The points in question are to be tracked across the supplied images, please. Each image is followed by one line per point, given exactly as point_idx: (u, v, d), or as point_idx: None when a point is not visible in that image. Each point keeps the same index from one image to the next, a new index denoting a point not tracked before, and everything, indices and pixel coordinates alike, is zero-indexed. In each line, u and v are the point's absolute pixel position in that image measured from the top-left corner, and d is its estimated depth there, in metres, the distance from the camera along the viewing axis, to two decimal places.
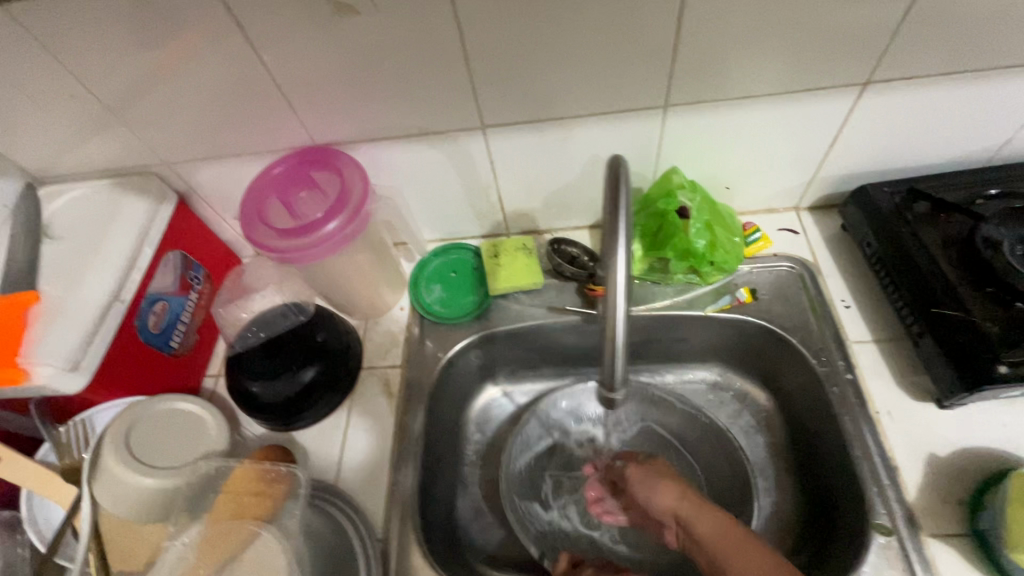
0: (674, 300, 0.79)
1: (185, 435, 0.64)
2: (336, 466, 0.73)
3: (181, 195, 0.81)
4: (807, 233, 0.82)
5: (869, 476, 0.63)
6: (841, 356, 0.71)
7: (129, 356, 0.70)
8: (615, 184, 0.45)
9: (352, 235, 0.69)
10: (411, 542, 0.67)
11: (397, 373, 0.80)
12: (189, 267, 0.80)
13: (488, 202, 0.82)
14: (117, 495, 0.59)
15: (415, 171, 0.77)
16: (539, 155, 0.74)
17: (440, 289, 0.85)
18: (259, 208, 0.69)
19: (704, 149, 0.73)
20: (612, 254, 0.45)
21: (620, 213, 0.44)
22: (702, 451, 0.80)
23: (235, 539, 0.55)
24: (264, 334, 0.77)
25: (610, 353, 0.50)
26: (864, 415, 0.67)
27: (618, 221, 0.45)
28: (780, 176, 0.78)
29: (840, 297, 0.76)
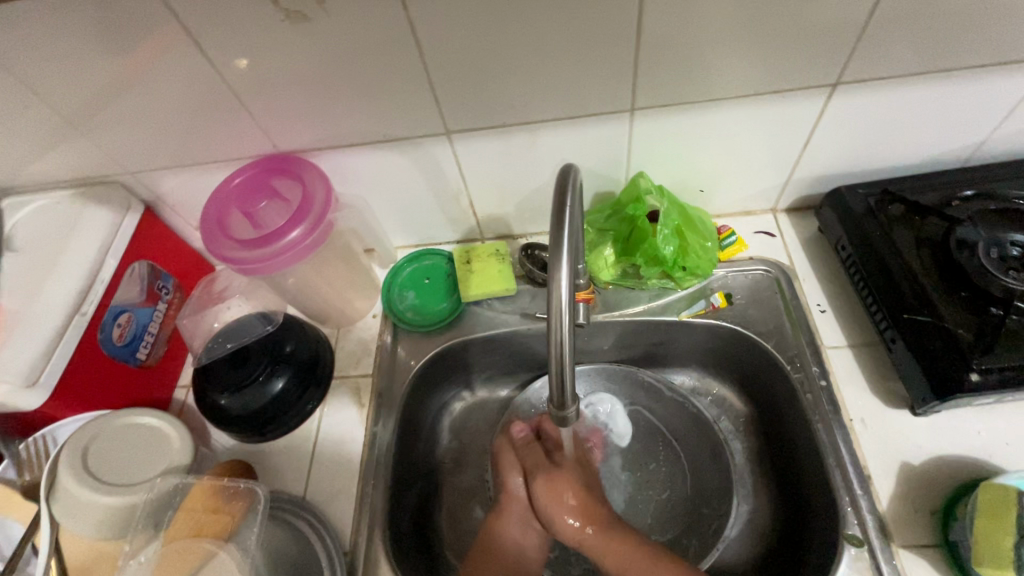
0: (647, 306, 0.78)
1: (147, 450, 0.63)
2: (305, 478, 0.72)
3: (148, 204, 0.80)
4: (783, 236, 0.80)
5: (842, 486, 0.62)
6: (815, 361, 0.70)
7: (90, 371, 0.69)
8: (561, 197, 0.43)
9: (315, 244, 0.68)
10: (378, 556, 0.66)
11: (368, 382, 0.79)
12: (157, 277, 0.79)
13: (459, 207, 0.81)
14: (76, 513, 0.58)
15: (383, 178, 0.76)
16: (508, 161, 0.73)
17: (413, 296, 0.84)
18: (219, 220, 0.67)
19: (674, 152, 0.72)
20: (554, 276, 0.42)
21: (564, 227, 0.42)
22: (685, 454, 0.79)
23: (190, 558, 0.54)
24: (231, 345, 0.75)
25: (556, 378, 0.45)
26: (838, 422, 0.65)
27: (563, 235, 0.42)
28: (754, 178, 0.77)
29: (816, 300, 0.74)
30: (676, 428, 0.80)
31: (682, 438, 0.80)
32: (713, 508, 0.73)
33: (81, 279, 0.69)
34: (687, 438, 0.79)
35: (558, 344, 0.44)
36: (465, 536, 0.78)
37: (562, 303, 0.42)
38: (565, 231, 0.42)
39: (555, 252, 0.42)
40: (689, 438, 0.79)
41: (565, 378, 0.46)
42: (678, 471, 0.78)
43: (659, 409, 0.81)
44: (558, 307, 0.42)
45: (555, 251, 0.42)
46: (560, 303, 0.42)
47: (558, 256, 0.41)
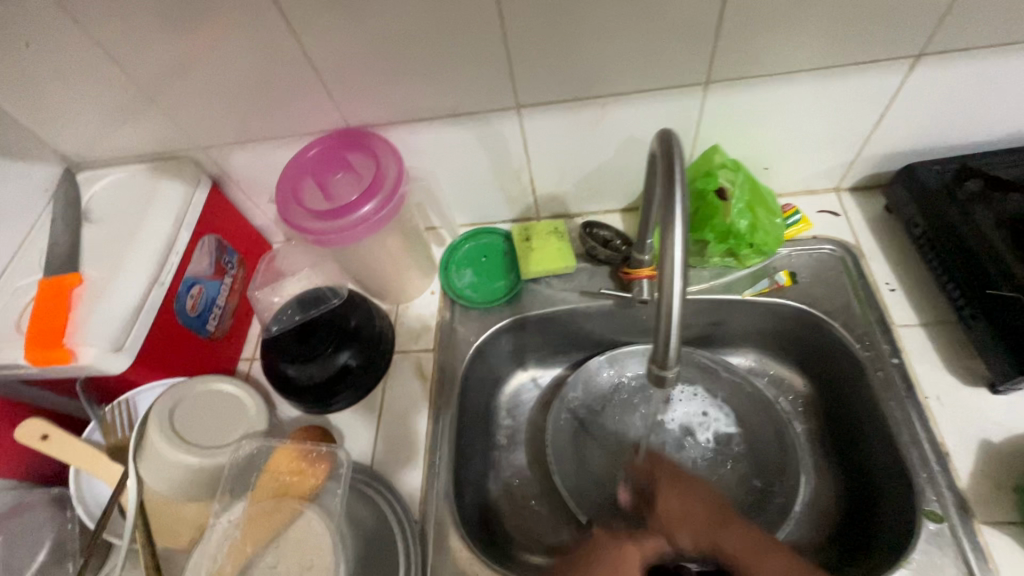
0: (709, 285, 0.77)
1: (228, 415, 0.64)
2: (372, 449, 0.73)
3: (215, 179, 0.81)
4: (847, 215, 0.79)
5: (919, 463, 0.62)
6: (886, 340, 0.69)
7: (167, 338, 0.70)
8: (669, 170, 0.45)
9: (387, 219, 0.69)
10: (448, 525, 0.67)
11: (429, 357, 0.80)
12: (223, 251, 0.80)
13: (519, 185, 0.81)
14: (165, 475, 0.60)
15: (448, 154, 0.76)
16: (574, 136, 0.73)
17: (471, 274, 0.85)
18: (294, 190, 0.69)
19: (744, 128, 0.71)
20: (668, 237, 0.44)
21: (675, 193, 0.44)
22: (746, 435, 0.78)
23: (278, 517, 0.55)
24: (298, 317, 0.77)
25: (662, 336, 0.46)
26: (912, 400, 0.65)
27: (674, 200, 0.44)
28: (822, 155, 0.75)
29: (885, 279, 0.73)
30: (736, 410, 0.80)
31: (741, 420, 0.79)
32: (778, 485, 0.73)
33: (159, 250, 0.71)
34: (747, 419, 0.79)
35: (669, 296, 0.45)
36: (522, 511, 0.79)
37: (673, 261, 0.44)
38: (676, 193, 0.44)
39: (666, 216, 0.44)
40: (748, 419, 0.79)
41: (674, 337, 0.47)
42: (738, 452, 0.78)
43: (719, 392, 0.81)
44: (669, 267, 0.44)
45: (669, 214, 0.43)
46: (675, 260, 0.44)
47: (673, 219, 0.43)
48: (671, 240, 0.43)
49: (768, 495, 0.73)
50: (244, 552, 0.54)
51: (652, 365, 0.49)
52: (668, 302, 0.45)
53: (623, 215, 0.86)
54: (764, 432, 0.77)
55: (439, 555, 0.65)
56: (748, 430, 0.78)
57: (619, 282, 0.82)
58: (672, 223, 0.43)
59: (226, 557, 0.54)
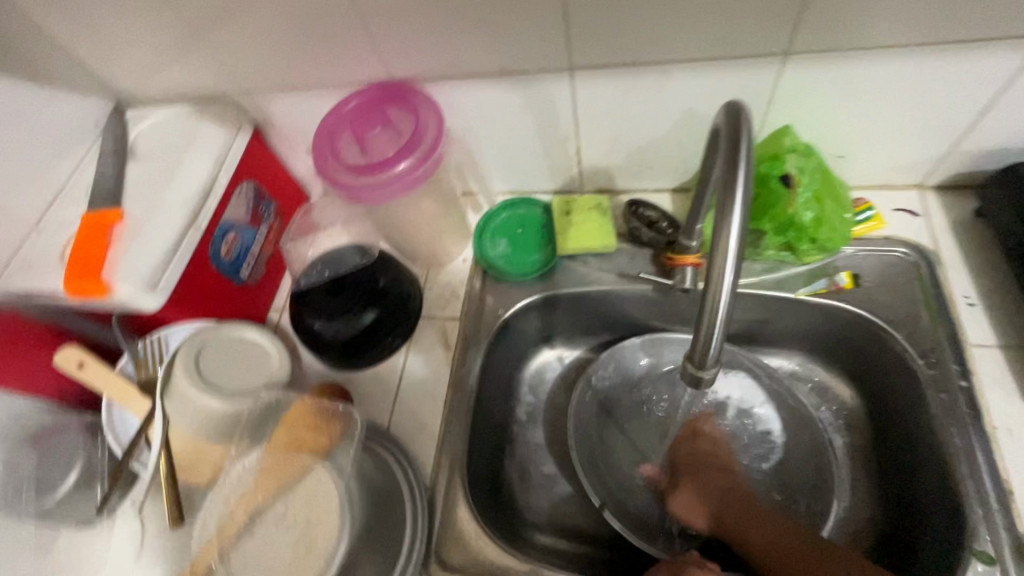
0: (760, 279, 0.71)
1: (251, 362, 0.65)
2: (390, 410, 0.73)
3: (257, 126, 0.80)
4: (928, 216, 0.71)
5: (974, 498, 0.56)
6: (955, 359, 0.62)
7: (200, 282, 0.71)
8: (731, 154, 0.40)
9: (422, 178, 0.66)
10: (458, 495, 0.67)
11: (454, 326, 0.78)
12: (260, 200, 0.80)
13: (564, 154, 0.77)
14: (190, 415, 0.61)
15: (492, 116, 0.72)
16: (629, 106, 0.67)
17: (506, 245, 0.81)
18: (331, 141, 0.67)
19: (821, 109, 0.64)
20: (722, 227, 0.39)
21: (737, 178, 0.39)
22: (778, 442, 0.73)
23: (292, 469, 0.56)
24: (327, 274, 0.76)
25: (704, 330, 0.43)
26: (977, 428, 0.59)
27: (735, 186, 0.39)
28: (908, 146, 0.67)
29: (963, 292, 0.66)
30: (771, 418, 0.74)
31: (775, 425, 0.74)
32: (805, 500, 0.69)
33: (196, 193, 0.70)
34: (782, 426, 0.73)
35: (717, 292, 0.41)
36: (537, 491, 0.77)
37: (727, 253, 0.40)
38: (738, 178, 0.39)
39: (725, 203, 0.40)
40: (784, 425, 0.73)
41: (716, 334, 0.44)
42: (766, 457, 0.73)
43: (758, 394, 0.75)
44: (723, 261, 0.40)
45: (727, 204, 0.39)
46: (728, 253, 0.40)
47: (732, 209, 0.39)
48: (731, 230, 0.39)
49: (797, 509, 0.69)
50: (256, 500, 0.55)
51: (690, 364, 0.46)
52: (716, 298, 0.41)
53: (673, 196, 0.80)
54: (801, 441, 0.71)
55: (446, 524, 0.65)
56: (780, 437, 0.73)
57: (660, 268, 0.77)
58: (730, 211, 0.39)
59: (239, 502, 0.55)
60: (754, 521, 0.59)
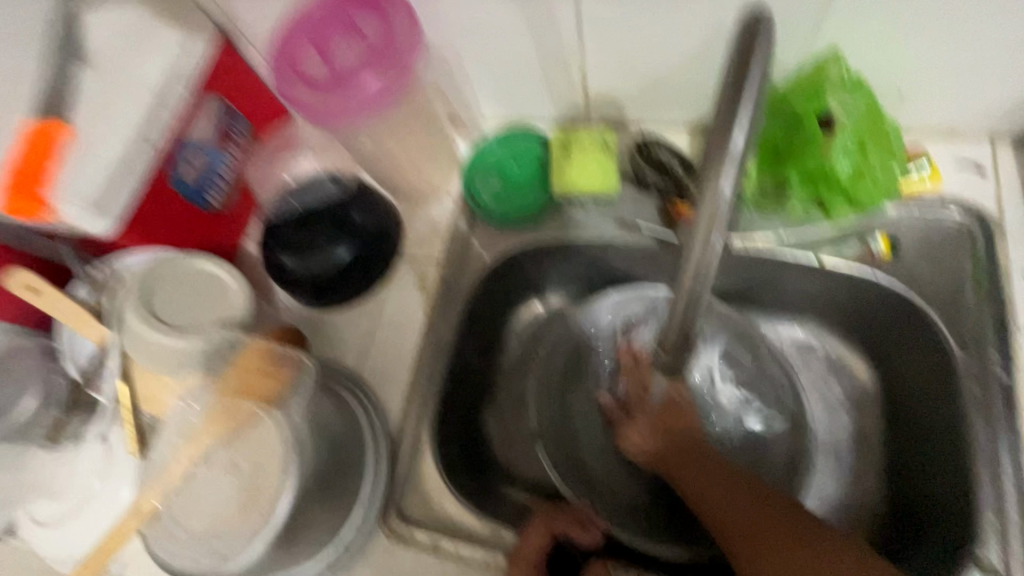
0: (783, 239, 0.61)
1: (206, 295, 0.60)
2: (360, 354, 0.69)
3: (222, 29, 0.71)
4: (997, 174, 0.59)
5: (989, 503, 0.50)
6: (998, 347, 0.53)
7: (163, 207, 0.67)
8: (737, 87, 0.31)
9: (397, 98, 0.60)
10: (424, 447, 0.63)
11: (434, 268, 0.72)
12: (230, 116, 0.72)
13: (567, 77, 0.66)
14: (140, 348, 0.57)
15: (482, 25, 0.61)
16: (643, 17, 0.55)
17: (497, 181, 0.72)
18: (291, 54, 0.58)
19: (884, 30, 0.51)
20: (708, 195, 0.33)
21: (734, 131, 0.31)
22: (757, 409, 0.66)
23: (244, 413, 0.54)
24: (297, 204, 0.71)
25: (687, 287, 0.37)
26: (1008, 428, 0.51)
27: (731, 138, 0.32)
28: (987, 85, 0.54)
29: (1023, 268, 0.55)
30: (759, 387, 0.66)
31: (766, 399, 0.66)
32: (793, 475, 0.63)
33: (149, 104, 0.63)
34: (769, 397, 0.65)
35: (697, 272, 0.37)
36: (512, 445, 0.73)
37: (712, 227, 0.34)
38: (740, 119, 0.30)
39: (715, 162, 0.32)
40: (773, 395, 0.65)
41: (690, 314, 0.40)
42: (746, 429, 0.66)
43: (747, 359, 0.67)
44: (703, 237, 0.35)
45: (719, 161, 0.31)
46: (710, 231, 0.34)
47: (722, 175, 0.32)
48: (717, 201, 0.33)
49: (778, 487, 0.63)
50: (207, 441, 0.53)
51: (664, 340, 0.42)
52: (695, 277, 0.37)
53: (691, 133, 0.69)
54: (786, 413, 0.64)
55: (410, 476, 0.62)
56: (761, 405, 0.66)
57: (666, 218, 0.68)
58: (721, 174, 0.32)
59: (189, 443, 0.54)
60: (693, 470, 0.55)
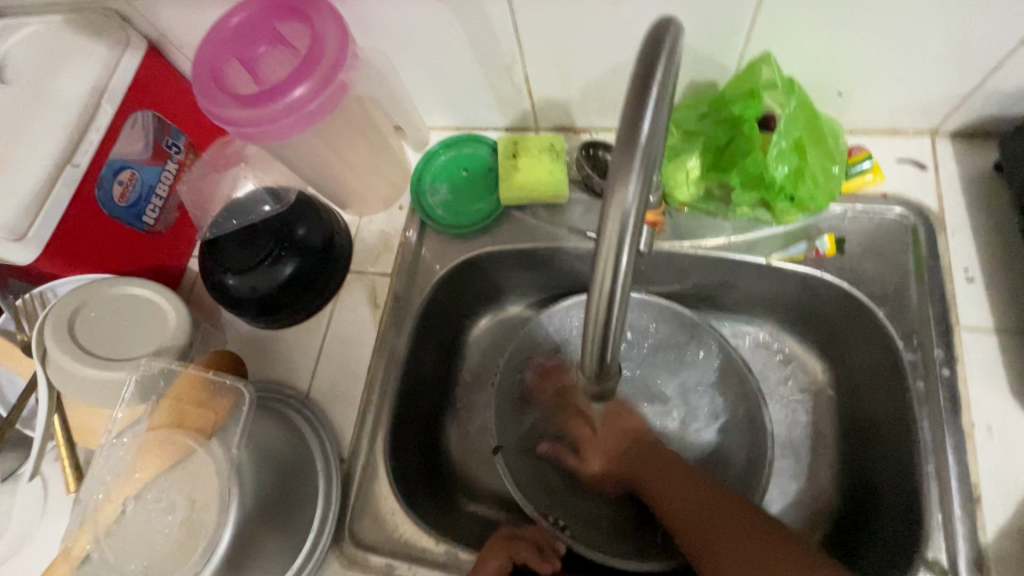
0: (729, 240, 0.61)
1: (138, 322, 0.58)
2: (310, 375, 0.67)
3: (152, 42, 0.68)
4: (938, 170, 0.59)
5: (937, 502, 0.49)
6: (941, 342, 0.54)
7: (90, 230, 0.63)
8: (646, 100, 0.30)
9: (325, 109, 0.55)
10: (377, 469, 0.61)
11: (385, 282, 0.70)
12: (165, 132, 0.70)
13: (511, 83, 0.64)
14: (68, 381, 0.55)
15: (417, 33, 0.59)
16: (579, 22, 0.54)
17: (447, 190, 0.71)
18: (213, 69, 0.55)
19: (817, 31, 0.51)
20: (611, 210, 0.29)
21: (643, 139, 0.28)
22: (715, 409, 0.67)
23: (174, 449, 0.50)
24: (238, 222, 0.67)
25: (594, 315, 0.33)
26: (952, 424, 0.51)
27: (635, 155, 0.28)
28: (922, 83, 0.54)
29: (963, 264, 0.56)
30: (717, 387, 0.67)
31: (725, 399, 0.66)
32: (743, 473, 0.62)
33: (70, 123, 0.61)
34: (723, 394, 0.66)
35: (607, 300, 0.33)
36: (473, 458, 0.72)
37: (618, 250, 0.30)
38: (641, 140, 0.28)
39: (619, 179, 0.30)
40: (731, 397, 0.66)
41: (608, 347, 0.36)
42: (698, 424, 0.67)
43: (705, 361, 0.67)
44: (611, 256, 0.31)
45: (621, 181, 0.29)
46: (617, 255, 0.30)
47: (622, 191, 0.29)
48: (623, 220, 0.29)
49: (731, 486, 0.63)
50: (134, 481, 0.50)
51: (583, 373, 0.39)
52: (604, 305, 0.32)
53: None
54: (745, 413, 0.64)
55: (363, 498, 0.60)
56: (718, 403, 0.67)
57: None
58: (622, 189, 0.29)
59: (117, 484, 0.50)
60: (659, 478, 0.58)
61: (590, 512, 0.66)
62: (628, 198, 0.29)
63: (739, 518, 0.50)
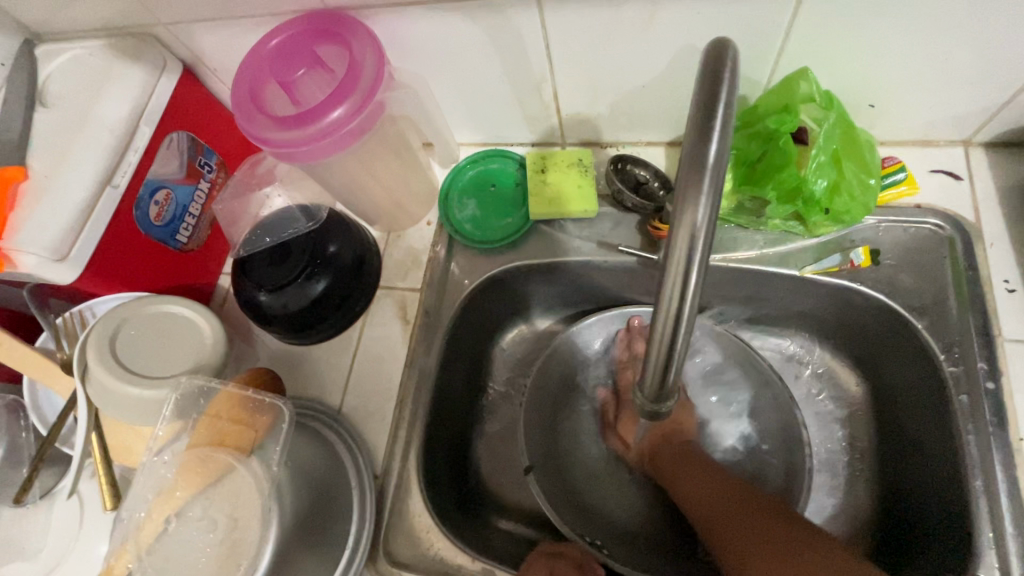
0: (761, 253, 0.61)
1: (178, 339, 0.59)
2: (342, 391, 0.67)
3: (188, 65, 0.70)
4: (973, 180, 0.59)
5: (987, 518, 0.48)
6: (984, 355, 0.53)
7: (127, 250, 0.64)
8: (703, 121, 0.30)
9: (363, 129, 0.56)
10: (411, 485, 0.61)
11: (415, 298, 0.70)
12: (199, 152, 0.71)
13: (540, 100, 0.65)
14: (108, 399, 0.56)
15: (449, 53, 0.60)
16: (611, 40, 0.55)
17: (475, 206, 0.72)
18: (254, 92, 0.56)
19: (851, 46, 0.51)
20: (677, 232, 0.30)
21: (704, 160, 0.29)
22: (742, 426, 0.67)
23: (215, 467, 0.50)
24: (270, 240, 0.67)
25: (662, 338, 0.34)
26: (1000, 438, 0.50)
27: (701, 179, 0.29)
28: (956, 95, 0.54)
29: (1003, 275, 0.55)
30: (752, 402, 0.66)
31: (760, 415, 0.66)
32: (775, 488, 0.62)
33: (111, 146, 0.62)
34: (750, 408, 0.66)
35: (673, 319, 0.33)
36: (502, 473, 0.72)
37: (686, 270, 0.31)
38: (707, 164, 0.29)
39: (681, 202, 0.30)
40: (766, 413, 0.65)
41: (672, 366, 0.36)
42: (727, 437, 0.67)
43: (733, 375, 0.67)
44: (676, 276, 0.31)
45: (686, 202, 0.29)
46: (684, 275, 0.31)
47: (691, 213, 0.29)
48: (691, 242, 0.30)
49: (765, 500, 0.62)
50: (175, 499, 0.50)
51: (642, 391, 0.39)
52: (670, 325, 0.33)
53: (668, 150, 0.69)
54: (782, 429, 0.63)
55: (397, 515, 0.60)
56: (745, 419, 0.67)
57: (646, 238, 0.67)
58: (691, 210, 0.29)
59: (158, 502, 0.50)
60: (686, 474, 0.58)
61: (625, 528, 0.65)
62: (698, 220, 0.29)
63: (777, 526, 0.48)
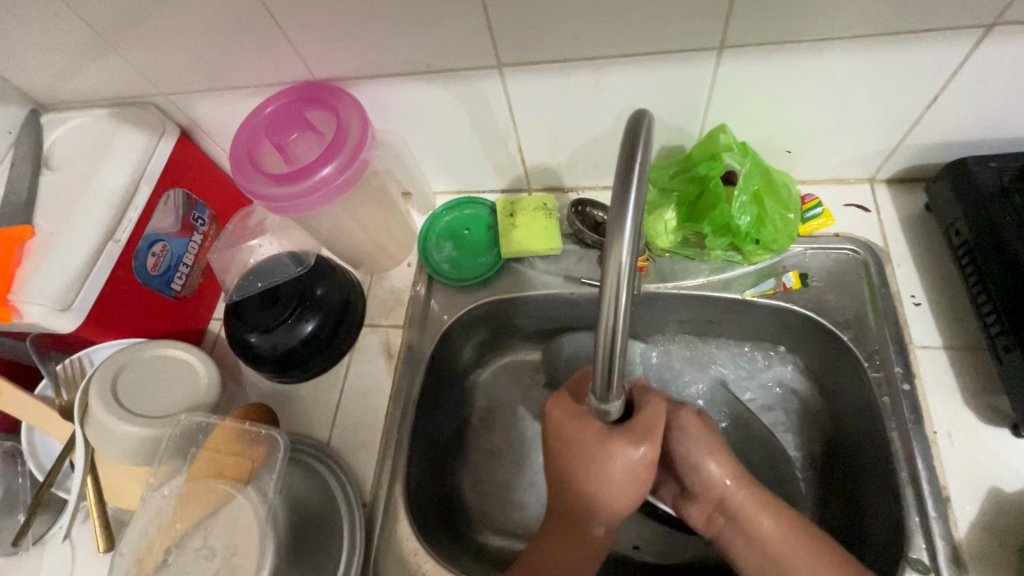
0: (707, 280, 0.69)
1: (174, 381, 0.63)
2: (330, 424, 0.71)
3: (184, 129, 0.76)
4: (879, 212, 0.69)
5: (914, 505, 0.55)
6: (900, 361, 0.61)
7: (127, 300, 0.69)
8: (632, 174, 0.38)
9: (350, 182, 0.63)
10: (398, 510, 0.65)
11: (398, 333, 0.76)
12: (193, 207, 0.77)
13: (506, 152, 0.73)
14: (107, 440, 0.59)
15: (425, 115, 0.68)
16: (566, 102, 0.64)
17: (451, 247, 0.78)
18: (250, 151, 0.63)
19: (764, 104, 0.61)
20: (610, 260, 0.37)
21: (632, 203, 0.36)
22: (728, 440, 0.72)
23: (212, 496, 0.54)
24: (261, 284, 0.72)
25: (602, 347, 0.39)
26: (919, 433, 0.57)
27: (627, 217, 0.36)
28: (856, 141, 0.65)
29: (910, 291, 0.64)
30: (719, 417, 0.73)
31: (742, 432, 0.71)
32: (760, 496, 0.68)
33: (113, 204, 0.67)
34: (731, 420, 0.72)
35: (611, 331, 0.39)
36: (485, 496, 0.75)
37: (617, 290, 0.37)
38: (632, 206, 0.36)
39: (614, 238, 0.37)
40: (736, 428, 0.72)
41: (614, 375, 0.41)
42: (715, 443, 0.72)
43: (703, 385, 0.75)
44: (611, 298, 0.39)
45: (618, 237, 0.36)
46: (617, 295, 0.37)
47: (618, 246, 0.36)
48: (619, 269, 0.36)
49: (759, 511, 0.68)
50: (174, 529, 0.53)
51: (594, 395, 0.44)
52: (609, 337, 0.39)
53: None
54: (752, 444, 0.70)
55: (385, 541, 0.63)
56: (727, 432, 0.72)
57: None
58: (619, 245, 0.36)
59: (158, 532, 0.53)
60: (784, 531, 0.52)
61: (619, 553, 0.69)
62: (622, 251, 0.36)
63: None
